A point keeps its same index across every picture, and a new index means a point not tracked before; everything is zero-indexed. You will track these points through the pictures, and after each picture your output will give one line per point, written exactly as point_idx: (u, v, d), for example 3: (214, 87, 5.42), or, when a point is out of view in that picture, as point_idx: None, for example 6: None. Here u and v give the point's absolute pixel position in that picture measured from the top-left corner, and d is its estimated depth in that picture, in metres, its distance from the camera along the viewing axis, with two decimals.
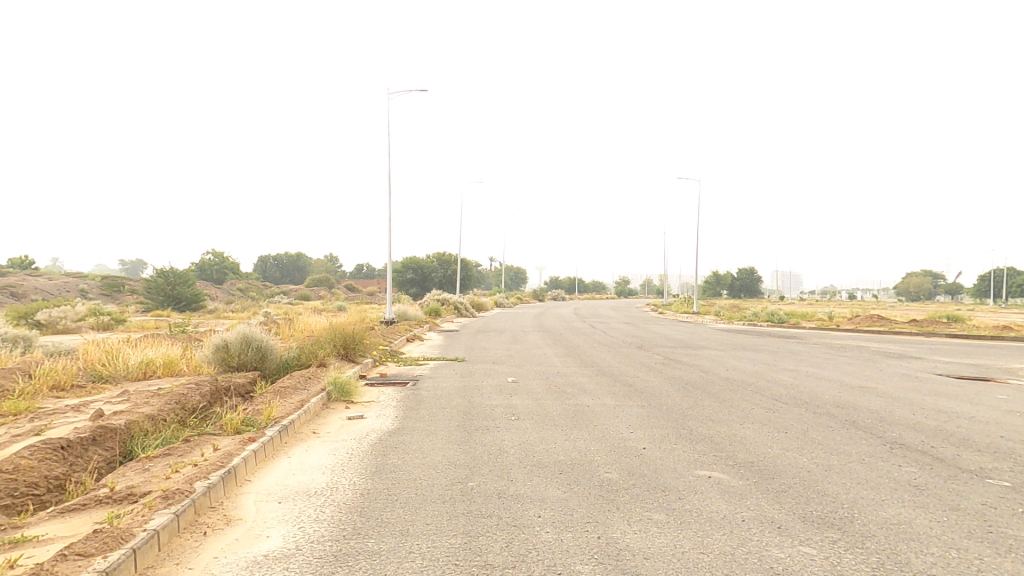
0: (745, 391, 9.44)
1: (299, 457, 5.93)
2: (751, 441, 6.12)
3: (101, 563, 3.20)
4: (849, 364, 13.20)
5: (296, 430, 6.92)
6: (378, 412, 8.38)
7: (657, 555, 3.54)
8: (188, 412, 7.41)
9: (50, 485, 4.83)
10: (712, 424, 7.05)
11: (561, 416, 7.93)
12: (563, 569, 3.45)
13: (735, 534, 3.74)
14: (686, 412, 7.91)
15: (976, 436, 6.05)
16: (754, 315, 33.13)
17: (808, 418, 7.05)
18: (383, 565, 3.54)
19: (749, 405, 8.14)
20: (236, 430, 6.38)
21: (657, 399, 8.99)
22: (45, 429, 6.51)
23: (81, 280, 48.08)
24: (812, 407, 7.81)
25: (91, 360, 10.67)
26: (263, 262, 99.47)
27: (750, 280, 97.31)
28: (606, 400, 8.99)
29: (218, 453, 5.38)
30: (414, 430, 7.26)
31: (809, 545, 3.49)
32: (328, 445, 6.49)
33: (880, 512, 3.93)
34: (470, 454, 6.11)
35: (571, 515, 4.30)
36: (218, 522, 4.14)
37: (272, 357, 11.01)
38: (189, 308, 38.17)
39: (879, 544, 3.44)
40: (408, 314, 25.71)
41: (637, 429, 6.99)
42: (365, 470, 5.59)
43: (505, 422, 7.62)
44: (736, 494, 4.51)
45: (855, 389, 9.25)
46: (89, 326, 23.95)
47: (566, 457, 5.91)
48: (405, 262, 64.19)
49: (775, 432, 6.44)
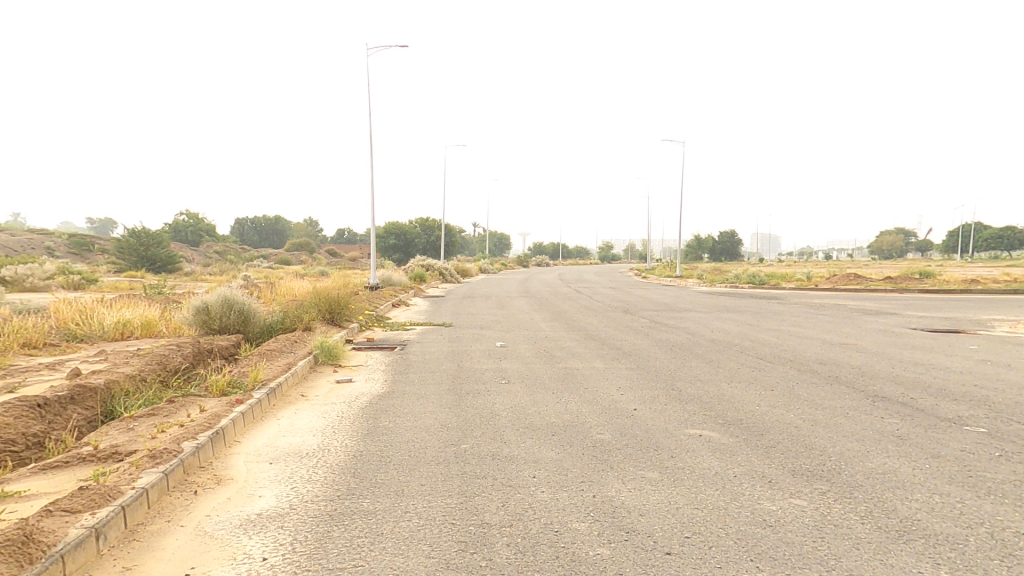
0: (731, 351, 9.59)
1: (288, 419, 5.84)
2: (739, 399, 6.23)
3: (89, 519, 3.09)
4: (829, 322, 13.51)
5: (284, 393, 6.82)
6: (366, 376, 8.30)
7: (652, 512, 3.59)
8: (170, 373, 7.22)
9: (28, 442, 4.69)
10: (699, 384, 7.18)
11: (551, 379, 7.97)
12: (560, 526, 3.48)
13: (728, 489, 3.81)
14: (675, 373, 7.99)
15: (953, 386, 6.25)
16: (735, 278, 33.49)
17: (793, 376, 7.19)
18: (380, 525, 3.51)
19: (735, 365, 8.28)
20: (222, 391, 6.24)
21: (645, 361, 9.09)
22: (18, 387, 6.30)
23: (47, 239, 46.32)
24: (796, 365, 7.97)
25: (65, 319, 10.33)
26: (241, 227, 96.81)
27: (732, 245, 98.40)
28: (596, 363, 9.04)
29: (205, 413, 5.24)
30: (404, 393, 7.22)
31: (800, 498, 3.56)
32: (318, 408, 6.40)
33: (867, 462, 4.04)
34: (462, 417, 6.10)
35: (566, 476, 4.33)
36: (208, 481, 4.05)
37: (254, 320, 10.78)
38: (164, 270, 37.17)
39: (867, 493, 3.53)
40: (393, 280, 25.41)
41: (627, 391, 7.07)
42: (357, 432, 5.54)
43: (495, 386, 7.62)
44: (727, 451, 4.59)
45: (837, 346, 9.48)
46: (60, 284, 23.17)
47: (558, 419, 5.94)
48: (387, 227, 63.19)
49: (761, 390, 6.57)
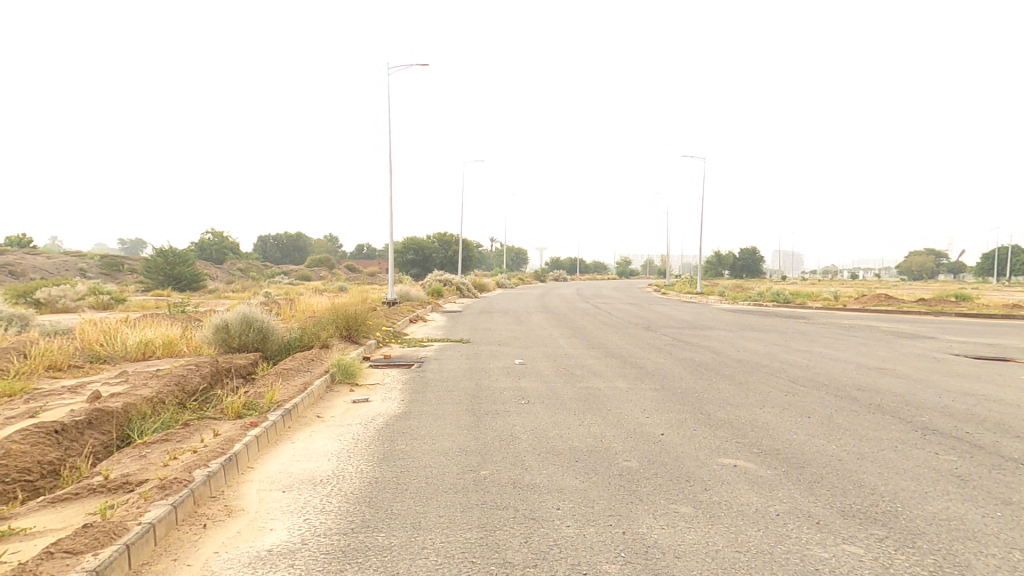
0: (760, 373, 9.18)
1: (303, 442, 5.69)
2: (774, 426, 5.87)
3: (90, 561, 2.94)
4: (863, 343, 12.96)
5: (299, 415, 6.69)
6: (383, 395, 8.13)
7: (689, 554, 3.29)
8: (188, 395, 7.16)
9: (44, 471, 4.63)
10: (729, 408, 6.82)
11: (572, 400, 7.69)
12: (588, 568, 3.21)
13: (771, 531, 3.49)
14: (702, 395, 7.64)
15: (1010, 421, 5.78)
16: (759, 295, 32.73)
17: (830, 402, 6.79)
18: (395, 564, 3.29)
19: (766, 388, 7.90)
20: (237, 413, 6.13)
21: (670, 382, 8.74)
22: (40, 411, 6.30)
23: (80, 258, 47.68)
24: (832, 389, 7.55)
25: (89, 340, 10.44)
26: (264, 242, 99.21)
27: (753, 259, 97.11)
28: (618, 383, 8.72)
29: (218, 438, 5.11)
30: (421, 414, 7.02)
31: (855, 544, 3.23)
32: (333, 430, 6.24)
33: (926, 506, 3.68)
34: (481, 440, 5.87)
35: (592, 508, 4.04)
36: (219, 513, 3.89)
37: (273, 338, 10.77)
38: (190, 288, 37.99)
39: (932, 543, 3.18)
40: (410, 296, 25.38)
41: (653, 413, 6.77)
42: (373, 457, 5.35)
43: (515, 406, 7.38)
44: (766, 484, 4.26)
45: (875, 370, 9.00)
46: (89, 304, 23.76)
47: (581, 444, 5.67)
48: (406, 242, 63.74)
49: (797, 416, 6.20)
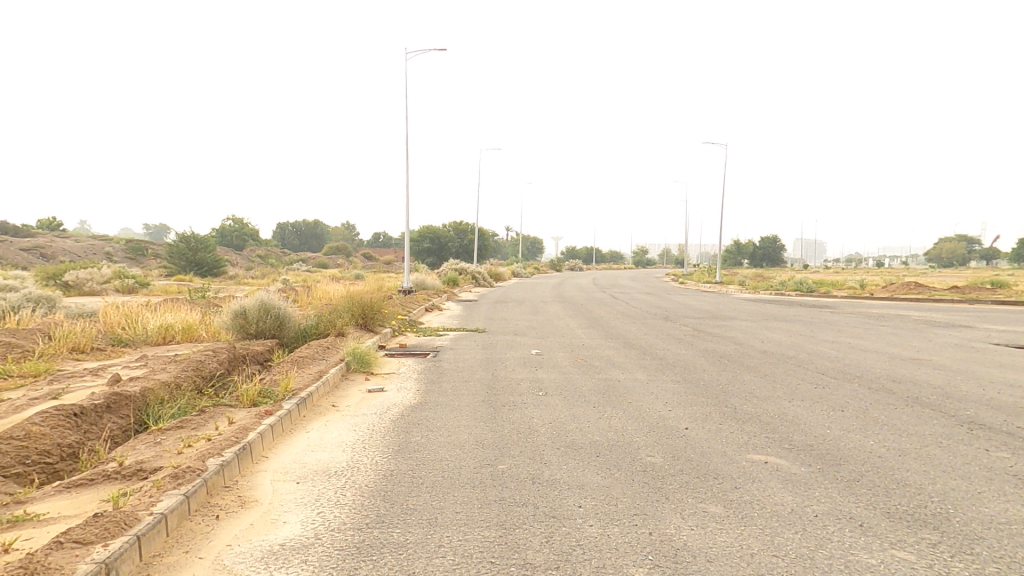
0: (787, 364, 8.85)
1: (318, 433, 5.60)
2: (805, 421, 5.60)
3: (100, 553, 2.85)
4: (893, 334, 12.46)
5: (314, 404, 6.61)
6: (398, 385, 8.03)
7: (722, 558, 3.08)
8: (205, 381, 7.13)
9: (62, 453, 4.60)
10: (755, 401, 6.56)
11: (591, 391, 7.49)
12: (614, 571, 3.02)
13: (810, 533, 3.26)
14: (726, 388, 7.37)
15: None
16: (781, 285, 31.97)
17: (864, 395, 6.47)
18: (412, 562, 3.15)
19: (793, 380, 7.59)
20: (252, 402, 6.06)
21: (693, 373, 8.48)
22: (61, 393, 6.32)
23: (106, 244, 48.68)
24: (863, 382, 7.23)
25: (111, 323, 10.55)
26: (282, 231, 100.42)
27: (774, 248, 95.28)
28: (638, 375, 8.49)
29: (233, 426, 5.01)
30: (436, 405, 6.89)
31: (905, 550, 2.98)
32: (348, 420, 6.15)
33: (981, 509, 3.40)
34: (498, 433, 5.71)
35: (616, 507, 3.85)
36: (232, 504, 3.80)
37: (290, 325, 10.76)
38: (211, 273, 38.57)
39: (993, 550, 2.93)
40: (426, 284, 25.34)
41: (675, 406, 6.54)
42: (387, 448, 5.24)
43: (532, 398, 7.21)
44: (800, 483, 4.01)
45: (909, 362, 8.60)
46: (114, 288, 24.24)
47: (601, 437, 5.47)
48: (421, 231, 63.80)
49: (829, 410, 5.91)
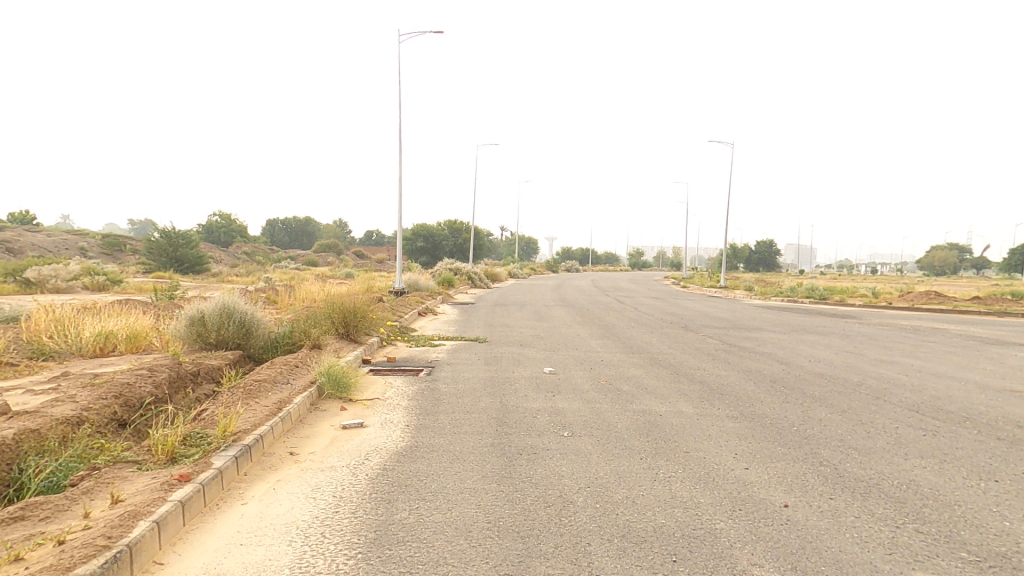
0: (859, 395, 7.23)
1: (259, 507, 3.88)
2: (956, 499, 3.92)
3: None
4: (953, 353, 10.90)
5: (262, 454, 4.86)
6: (382, 417, 6.29)
7: None
8: (124, 417, 5.37)
9: None
10: (855, 456, 4.93)
11: (629, 430, 5.86)
12: None
13: None
14: (803, 430, 5.74)
15: None
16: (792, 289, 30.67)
17: (1007, 457, 4.79)
18: None
19: (886, 422, 5.95)
20: (172, 454, 4.33)
21: (747, 405, 6.85)
22: None
23: (84, 238, 46.49)
24: (980, 428, 5.63)
25: (38, 330, 8.70)
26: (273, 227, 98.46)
27: (772, 253, 94.61)
28: (680, 406, 6.81)
29: (114, 511, 3.29)
30: (432, 451, 5.17)
31: None
32: (307, 480, 4.43)
33: None
34: (517, 506, 4.03)
35: None
36: None
37: (256, 334, 9.04)
38: (192, 270, 36.36)
39: None
40: (420, 285, 23.61)
41: (749, 461, 4.89)
42: (359, 537, 3.52)
43: (555, 440, 5.54)
44: None
45: (1010, 397, 7.00)
46: (82, 286, 22.34)
47: (668, 520, 3.80)
48: (416, 229, 62.20)
49: (979, 482, 4.22)
